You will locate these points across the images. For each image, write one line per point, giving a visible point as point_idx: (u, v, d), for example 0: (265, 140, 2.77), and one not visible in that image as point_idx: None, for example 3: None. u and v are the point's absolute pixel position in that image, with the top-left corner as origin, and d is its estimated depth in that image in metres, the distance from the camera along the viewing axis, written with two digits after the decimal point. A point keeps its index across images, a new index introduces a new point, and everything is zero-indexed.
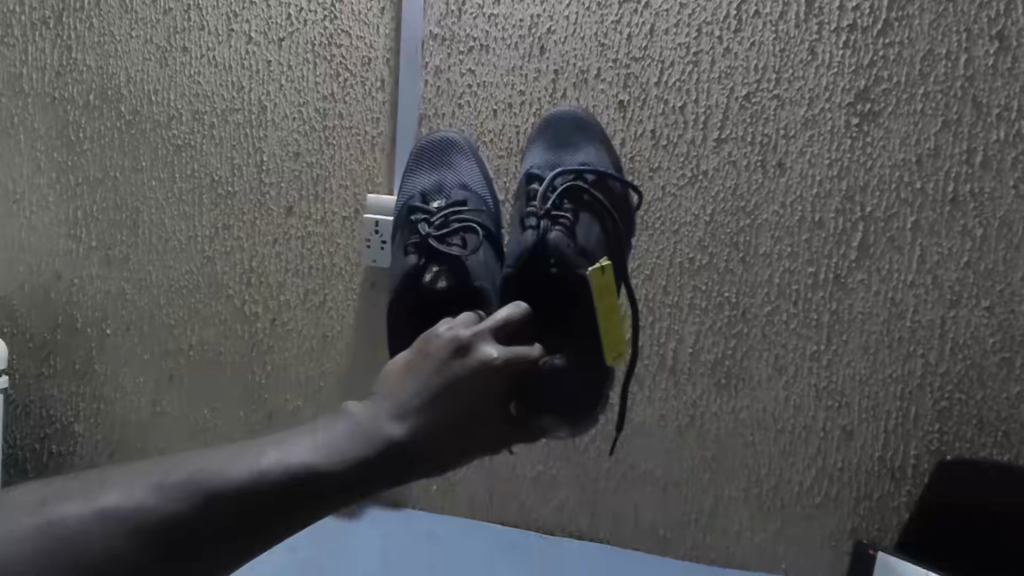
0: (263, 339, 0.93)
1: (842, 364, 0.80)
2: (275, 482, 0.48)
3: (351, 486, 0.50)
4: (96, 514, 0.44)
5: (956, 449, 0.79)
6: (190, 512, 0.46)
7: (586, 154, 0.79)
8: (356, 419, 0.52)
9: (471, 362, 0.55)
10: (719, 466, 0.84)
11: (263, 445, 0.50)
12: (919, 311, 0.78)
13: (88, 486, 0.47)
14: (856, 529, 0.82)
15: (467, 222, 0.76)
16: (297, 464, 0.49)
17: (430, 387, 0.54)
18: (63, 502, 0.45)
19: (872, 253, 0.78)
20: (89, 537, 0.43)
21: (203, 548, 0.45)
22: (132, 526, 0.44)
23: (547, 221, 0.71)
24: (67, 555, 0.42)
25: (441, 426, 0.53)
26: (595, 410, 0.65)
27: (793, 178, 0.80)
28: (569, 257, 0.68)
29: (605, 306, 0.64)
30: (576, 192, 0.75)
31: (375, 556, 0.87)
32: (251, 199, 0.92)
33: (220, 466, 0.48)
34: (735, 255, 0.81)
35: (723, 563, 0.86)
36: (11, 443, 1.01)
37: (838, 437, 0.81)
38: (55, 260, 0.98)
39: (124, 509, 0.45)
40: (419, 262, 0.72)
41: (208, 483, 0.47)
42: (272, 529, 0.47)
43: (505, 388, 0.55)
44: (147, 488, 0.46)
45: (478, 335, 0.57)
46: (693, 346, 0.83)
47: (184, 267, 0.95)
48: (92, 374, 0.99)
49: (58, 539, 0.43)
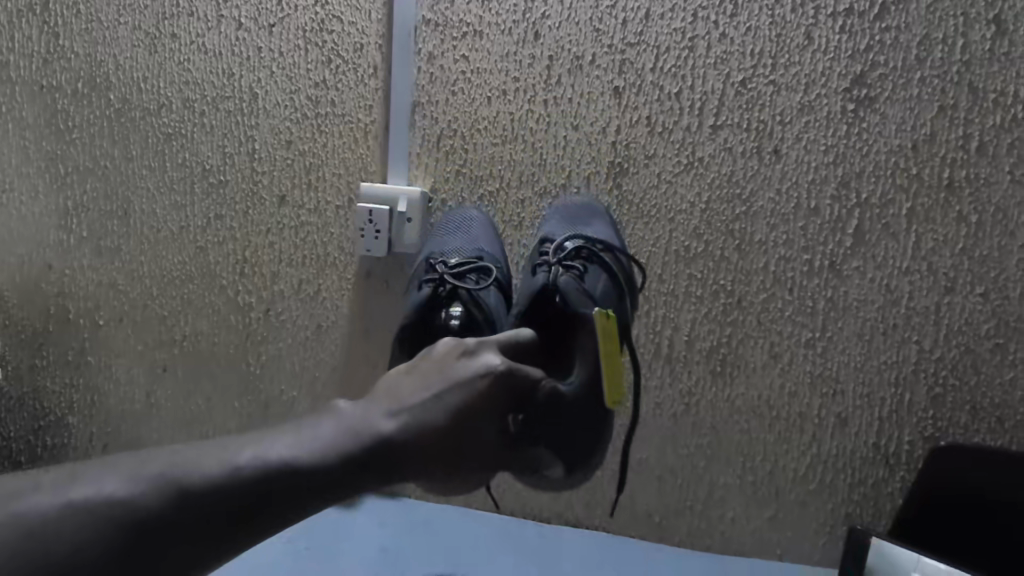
0: (258, 329, 0.93)
1: (838, 352, 0.81)
2: (255, 477, 0.48)
3: (334, 481, 0.50)
4: (68, 504, 0.43)
5: (950, 435, 0.79)
6: (166, 504, 0.45)
7: (602, 225, 0.80)
8: (341, 418, 0.54)
9: (475, 365, 0.58)
10: (715, 454, 0.85)
11: (243, 441, 0.50)
12: (914, 298, 0.78)
13: (57, 477, 0.46)
14: (849, 515, 0.83)
15: (484, 265, 0.77)
16: (278, 459, 0.49)
17: (427, 388, 0.56)
18: (34, 492, 0.44)
19: (868, 239, 0.78)
20: (59, 527, 0.42)
21: (182, 542, 0.45)
22: (106, 518, 0.43)
23: (559, 267, 0.72)
24: (35, 546, 0.41)
25: (432, 426, 0.55)
26: (588, 453, 0.66)
27: (788, 165, 0.79)
28: (574, 298, 0.69)
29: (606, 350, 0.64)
30: (588, 252, 0.75)
31: (376, 547, 0.87)
32: (244, 187, 0.91)
33: (199, 459, 0.48)
34: (731, 243, 0.81)
35: (719, 549, 0.87)
36: (8, 436, 1.02)
37: (833, 424, 0.82)
38: (45, 250, 0.97)
39: (96, 501, 0.44)
40: (436, 287, 0.73)
41: (188, 475, 0.47)
42: (249, 527, 0.47)
43: (504, 392, 0.57)
44: (122, 479, 0.46)
45: (483, 345, 0.60)
46: (689, 334, 0.83)
47: (176, 257, 0.94)
48: (85, 366, 0.98)
49: (28, 530, 0.41)
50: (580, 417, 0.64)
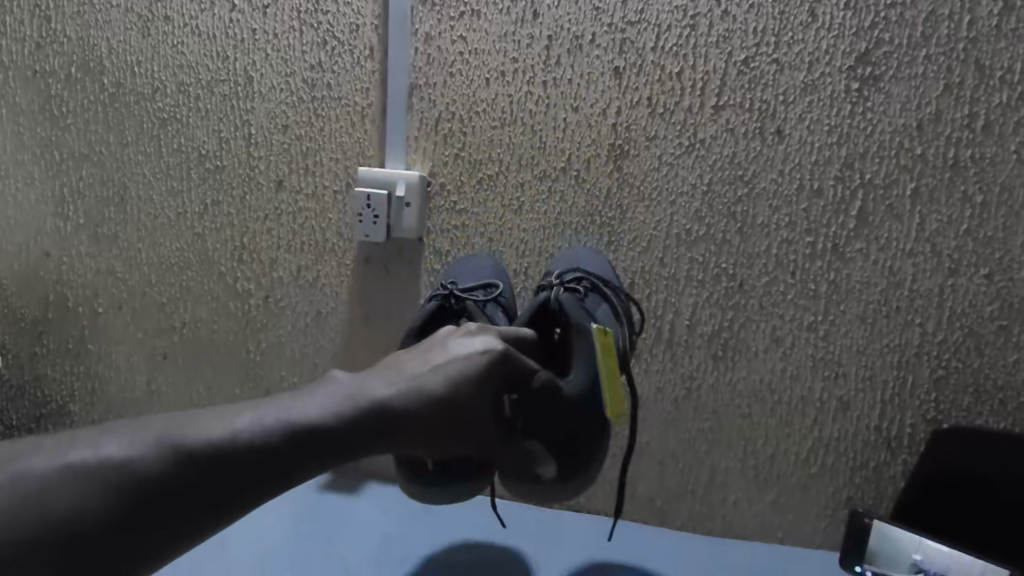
0: (257, 316, 0.93)
1: (840, 335, 0.80)
2: (253, 440, 0.48)
3: (332, 448, 0.51)
4: (64, 468, 0.43)
5: (952, 417, 0.79)
6: (164, 470, 0.45)
7: (605, 263, 0.82)
8: (339, 384, 0.55)
9: (474, 342, 0.63)
10: (716, 438, 0.85)
11: (240, 407, 0.50)
12: (917, 281, 0.78)
13: (53, 442, 0.45)
14: (850, 498, 0.83)
15: (491, 284, 0.79)
16: (276, 424, 0.49)
17: (427, 362, 0.60)
18: (29, 457, 0.43)
19: (871, 221, 0.77)
20: (57, 493, 0.42)
21: (181, 509, 0.45)
22: (103, 482, 0.43)
23: (562, 287, 0.74)
24: (34, 512, 0.41)
25: (431, 392, 0.58)
26: (575, 451, 0.68)
27: (791, 145, 0.78)
28: (573, 314, 0.71)
29: (608, 367, 0.69)
30: (590, 283, 0.76)
31: (378, 528, 0.87)
32: (240, 172, 0.90)
33: (197, 423, 0.48)
34: (733, 226, 0.80)
35: (720, 533, 0.87)
36: (9, 423, 1.02)
37: (834, 407, 0.82)
38: (42, 237, 0.96)
39: (95, 463, 0.43)
40: (443, 299, 0.76)
41: (185, 438, 0.46)
42: (250, 492, 0.47)
43: (501, 370, 0.62)
44: (120, 443, 0.45)
45: (484, 330, 0.65)
46: (690, 319, 0.83)
47: (174, 244, 0.93)
48: (85, 354, 0.98)
49: (27, 493, 0.41)
50: (569, 414, 0.67)
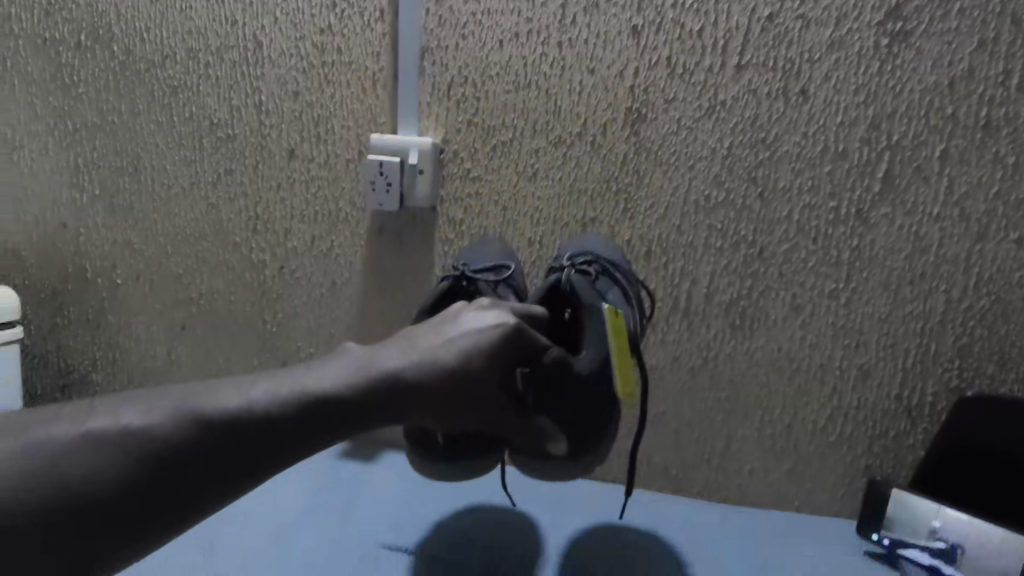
0: (273, 287, 0.93)
1: (862, 303, 0.79)
2: (269, 410, 0.48)
3: (346, 419, 0.51)
4: (84, 436, 0.44)
5: (976, 386, 0.77)
6: (184, 437, 0.45)
7: (616, 249, 0.81)
8: (352, 357, 0.55)
9: (486, 316, 0.62)
10: (732, 407, 0.85)
11: (255, 378, 0.51)
12: (944, 246, 0.75)
13: (74, 410, 0.46)
14: (869, 467, 0.82)
15: (502, 266, 0.79)
16: (290, 393, 0.50)
17: (439, 336, 0.60)
18: (50, 424, 0.44)
19: (897, 184, 0.75)
20: (79, 458, 0.43)
21: (199, 477, 0.45)
22: (123, 449, 0.44)
23: (572, 268, 0.73)
24: (54, 478, 0.42)
25: (443, 364, 0.57)
26: (583, 430, 0.68)
27: (816, 106, 0.75)
28: (584, 294, 0.70)
29: (620, 347, 0.68)
30: (601, 266, 0.75)
31: (394, 495, 0.88)
32: (252, 141, 0.89)
33: (213, 393, 0.48)
34: (753, 191, 0.78)
35: (736, 501, 0.87)
36: (35, 393, 1.04)
37: (854, 376, 0.80)
38: (59, 209, 0.97)
39: (115, 431, 0.44)
40: (455, 281, 0.74)
41: (203, 408, 0.47)
42: (267, 461, 0.48)
43: (513, 343, 0.62)
44: (138, 411, 0.46)
45: (496, 305, 0.65)
46: (708, 287, 0.82)
47: (189, 214, 0.93)
48: (106, 325, 1.00)
49: (51, 459, 0.42)
50: (578, 394, 0.66)
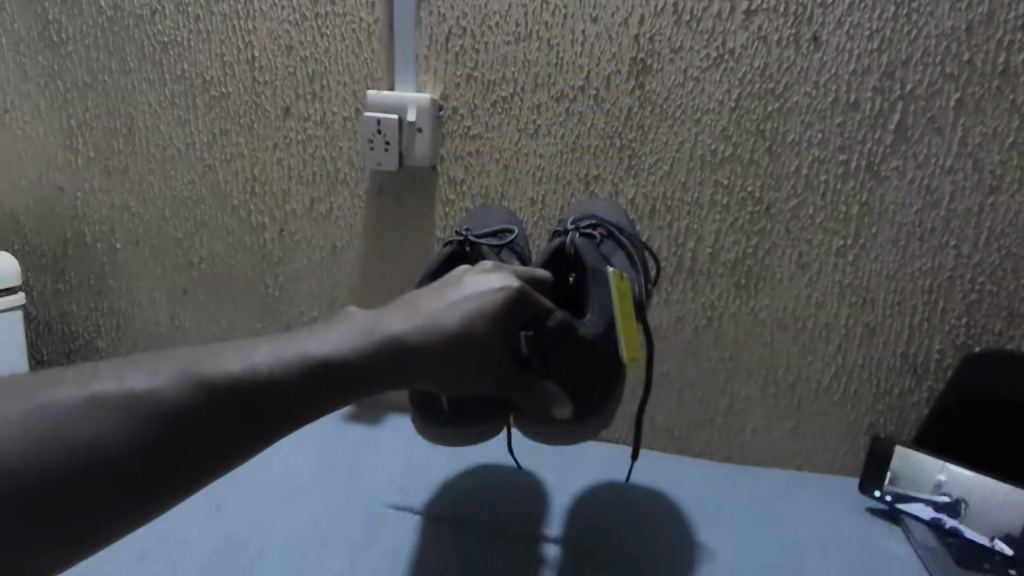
0: (273, 251, 0.92)
1: (870, 259, 0.77)
2: (273, 373, 0.48)
3: (350, 382, 0.51)
4: (88, 398, 0.43)
5: (983, 342, 0.77)
6: (189, 399, 0.45)
7: (621, 210, 0.80)
8: (356, 320, 0.54)
9: (490, 279, 0.61)
10: (736, 367, 0.84)
11: (258, 342, 0.50)
12: (955, 200, 0.74)
13: (77, 372, 0.45)
14: (872, 425, 0.82)
15: (507, 229, 0.78)
16: (294, 356, 0.49)
17: (442, 299, 0.59)
18: (53, 387, 0.44)
19: (909, 136, 0.73)
20: (83, 421, 0.42)
21: (204, 440, 0.45)
22: (127, 412, 0.43)
23: (576, 231, 0.73)
24: (58, 440, 0.41)
25: (447, 327, 0.56)
26: (590, 393, 0.67)
27: (828, 54, 0.73)
28: (589, 259, 0.70)
29: (624, 311, 0.68)
30: (606, 228, 0.75)
31: (401, 457, 0.89)
32: (246, 99, 0.87)
33: (216, 357, 0.48)
34: (761, 145, 0.76)
35: (738, 460, 0.88)
36: (40, 359, 1.04)
37: (860, 334, 0.80)
38: (54, 172, 0.96)
39: (119, 394, 0.44)
40: (459, 246, 0.73)
41: (206, 370, 0.46)
42: (272, 424, 0.47)
43: (517, 306, 0.61)
44: (142, 374, 0.45)
45: (500, 268, 0.64)
46: (713, 246, 0.81)
47: (185, 177, 0.92)
48: (107, 290, 0.99)
49: (55, 422, 0.42)
50: (583, 358, 0.66)
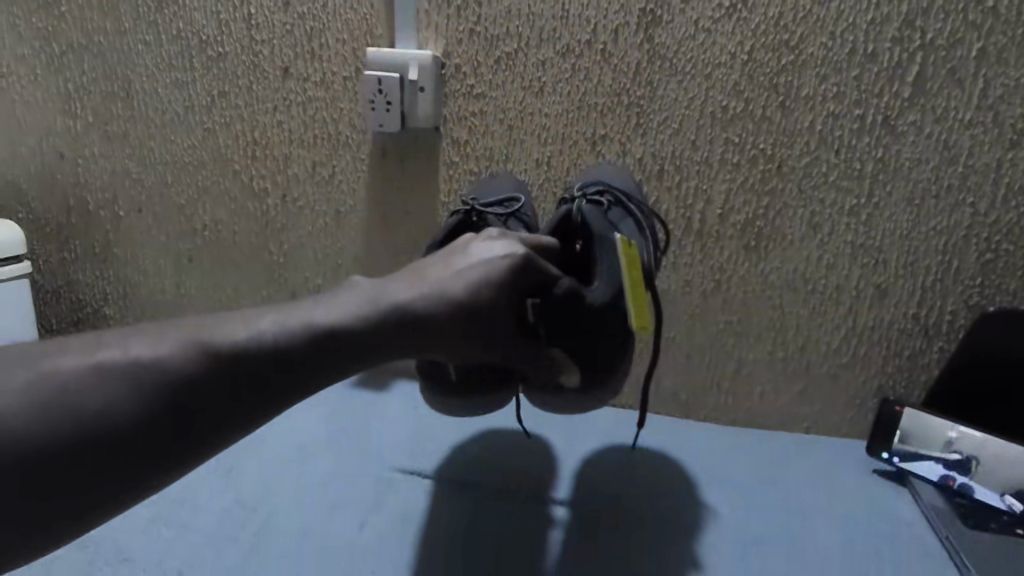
0: (276, 217, 0.91)
1: (883, 218, 0.75)
2: (279, 342, 0.47)
3: (356, 350, 0.50)
4: (93, 367, 0.43)
5: (998, 302, 0.75)
6: (195, 368, 0.45)
7: (630, 175, 0.79)
8: (361, 289, 0.54)
9: (495, 248, 0.60)
10: (745, 330, 0.83)
11: (262, 311, 0.50)
12: (974, 155, 0.71)
13: (82, 341, 0.45)
14: (882, 387, 0.82)
15: (514, 198, 0.77)
16: (299, 325, 0.49)
17: (447, 268, 0.58)
18: (60, 355, 0.44)
19: (928, 89, 0.70)
20: (89, 390, 0.42)
21: (211, 409, 0.45)
22: (133, 380, 0.43)
23: (583, 198, 0.72)
24: (63, 409, 0.41)
25: (451, 296, 0.55)
26: (597, 361, 0.66)
27: (845, 2, 0.70)
28: (596, 226, 0.69)
29: (633, 277, 0.66)
30: (613, 195, 0.74)
31: (409, 424, 0.89)
32: (244, 59, 0.85)
33: (221, 326, 0.47)
34: (774, 100, 0.74)
35: (745, 423, 0.87)
36: (49, 328, 1.05)
37: (872, 295, 0.78)
38: (54, 138, 0.95)
39: (125, 363, 0.44)
40: (466, 215, 0.73)
41: (212, 340, 0.46)
42: (280, 393, 0.47)
43: (522, 275, 0.59)
44: (147, 344, 0.45)
45: (505, 237, 0.62)
46: (722, 207, 0.79)
47: (186, 142, 0.91)
48: (113, 258, 0.99)
49: (62, 389, 0.41)
50: (591, 324, 0.64)
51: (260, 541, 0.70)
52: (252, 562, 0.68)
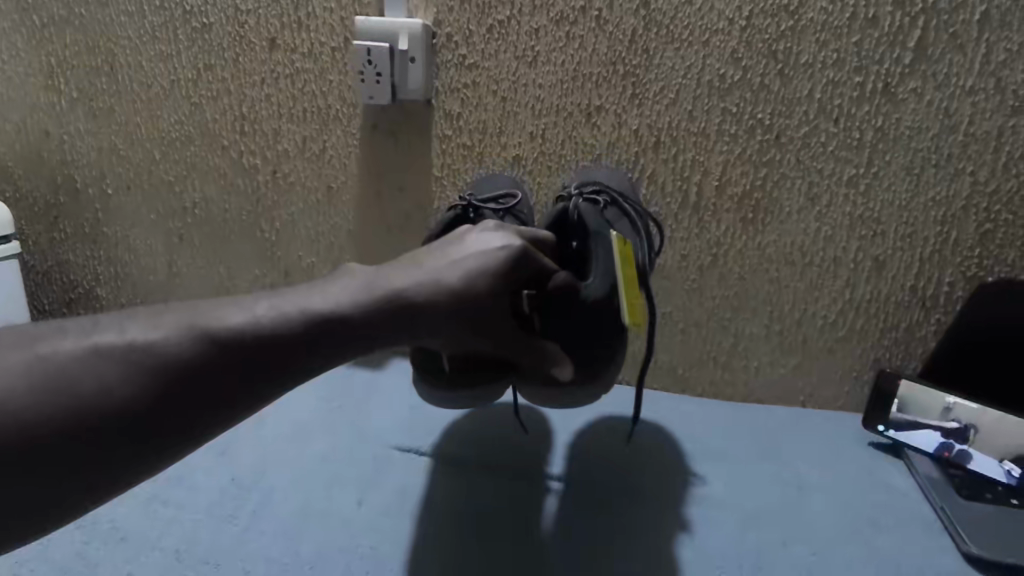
0: (267, 194, 0.90)
1: (882, 188, 0.74)
2: (276, 328, 0.46)
3: (355, 334, 0.49)
4: (86, 350, 0.42)
5: (996, 273, 0.75)
6: (195, 351, 0.44)
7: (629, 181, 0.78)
8: (358, 277, 0.53)
9: (492, 238, 0.58)
10: (742, 304, 0.83)
11: (260, 297, 0.49)
12: (974, 123, 0.70)
13: (78, 324, 0.44)
14: (878, 360, 0.81)
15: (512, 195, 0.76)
16: (298, 311, 0.48)
17: (443, 258, 0.56)
18: (56, 337, 0.42)
19: (930, 54, 0.69)
20: (86, 373, 0.41)
21: (207, 392, 0.44)
22: (132, 362, 0.42)
23: (579, 195, 0.72)
24: (59, 393, 0.40)
25: (448, 285, 0.54)
26: (591, 348, 0.65)
27: None
28: (591, 223, 0.68)
29: (627, 275, 0.66)
30: (610, 194, 0.73)
31: (405, 401, 0.88)
32: (230, 30, 0.83)
33: (219, 310, 0.46)
34: (773, 67, 0.72)
35: (741, 398, 0.87)
36: (41, 310, 1.04)
37: (869, 267, 0.78)
38: (38, 114, 0.93)
39: (122, 346, 0.43)
40: (461, 211, 0.73)
41: (210, 324, 0.45)
42: (280, 375, 0.47)
43: (518, 264, 0.58)
44: (145, 327, 0.44)
45: (502, 227, 0.61)
46: (720, 179, 0.78)
47: (173, 117, 0.89)
48: (103, 238, 0.98)
49: (59, 371, 0.40)
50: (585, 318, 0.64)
51: (255, 521, 0.70)
52: (253, 542, 0.68)
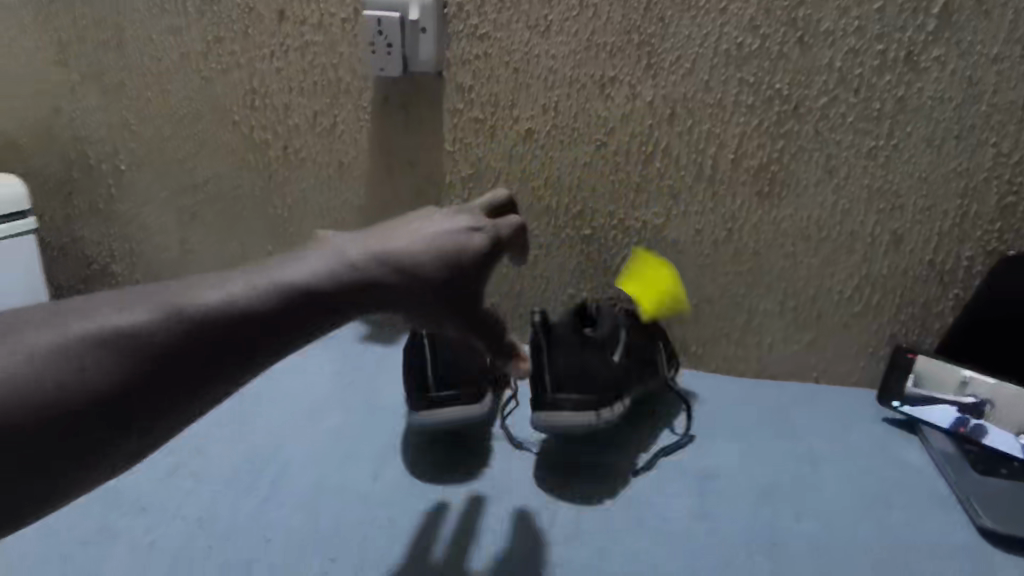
0: (278, 170, 0.90)
1: (901, 161, 0.73)
2: (300, 303, 0.43)
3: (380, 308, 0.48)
4: (110, 331, 0.38)
5: (1016, 247, 0.73)
6: (223, 331, 0.41)
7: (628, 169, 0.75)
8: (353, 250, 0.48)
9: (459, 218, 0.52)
10: (757, 280, 0.82)
11: (271, 271, 0.44)
12: (998, 92, 0.69)
13: (89, 309, 0.39)
14: (893, 336, 0.80)
15: None
16: (316, 288, 0.44)
17: (416, 234, 0.50)
18: (75, 322, 0.38)
19: (954, 21, 0.67)
20: (115, 358, 0.38)
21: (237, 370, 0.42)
22: (161, 342, 0.39)
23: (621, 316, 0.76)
24: (89, 380, 0.37)
25: (420, 269, 0.48)
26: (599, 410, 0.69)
27: None
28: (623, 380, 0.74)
29: None
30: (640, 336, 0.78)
31: None
32: (239, 2, 0.83)
33: (238, 288, 0.42)
34: (792, 36, 0.71)
35: (753, 374, 0.87)
36: (56, 286, 1.04)
37: (887, 241, 0.76)
38: (49, 89, 0.93)
39: (147, 328, 0.39)
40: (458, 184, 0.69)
41: (233, 302, 0.41)
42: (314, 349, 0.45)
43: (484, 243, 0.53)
44: (164, 308, 0.40)
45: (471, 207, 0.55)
46: (736, 151, 0.76)
47: (183, 92, 0.89)
48: (116, 214, 0.98)
49: (84, 358, 0.37)
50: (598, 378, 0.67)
51: (275, 493, 0.70)
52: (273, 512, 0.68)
